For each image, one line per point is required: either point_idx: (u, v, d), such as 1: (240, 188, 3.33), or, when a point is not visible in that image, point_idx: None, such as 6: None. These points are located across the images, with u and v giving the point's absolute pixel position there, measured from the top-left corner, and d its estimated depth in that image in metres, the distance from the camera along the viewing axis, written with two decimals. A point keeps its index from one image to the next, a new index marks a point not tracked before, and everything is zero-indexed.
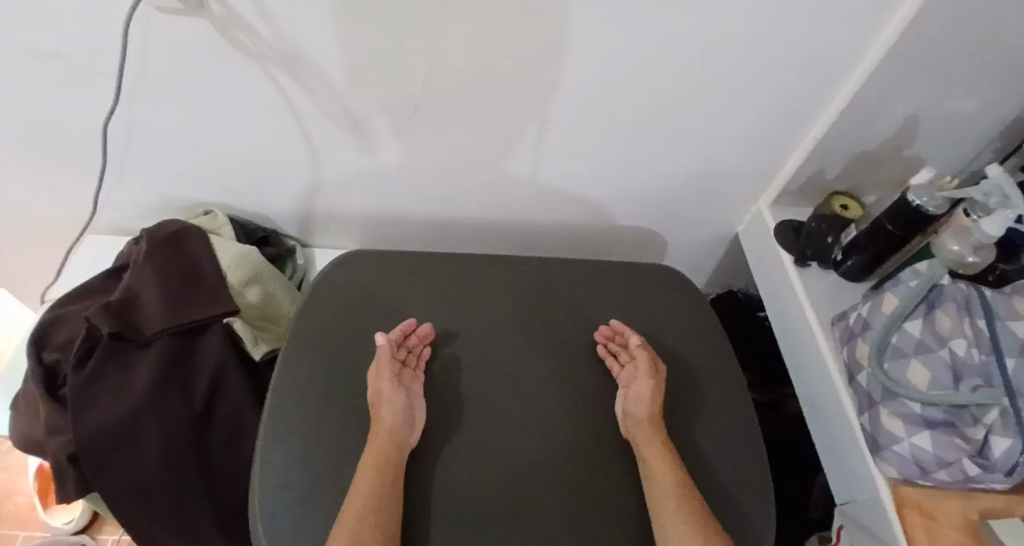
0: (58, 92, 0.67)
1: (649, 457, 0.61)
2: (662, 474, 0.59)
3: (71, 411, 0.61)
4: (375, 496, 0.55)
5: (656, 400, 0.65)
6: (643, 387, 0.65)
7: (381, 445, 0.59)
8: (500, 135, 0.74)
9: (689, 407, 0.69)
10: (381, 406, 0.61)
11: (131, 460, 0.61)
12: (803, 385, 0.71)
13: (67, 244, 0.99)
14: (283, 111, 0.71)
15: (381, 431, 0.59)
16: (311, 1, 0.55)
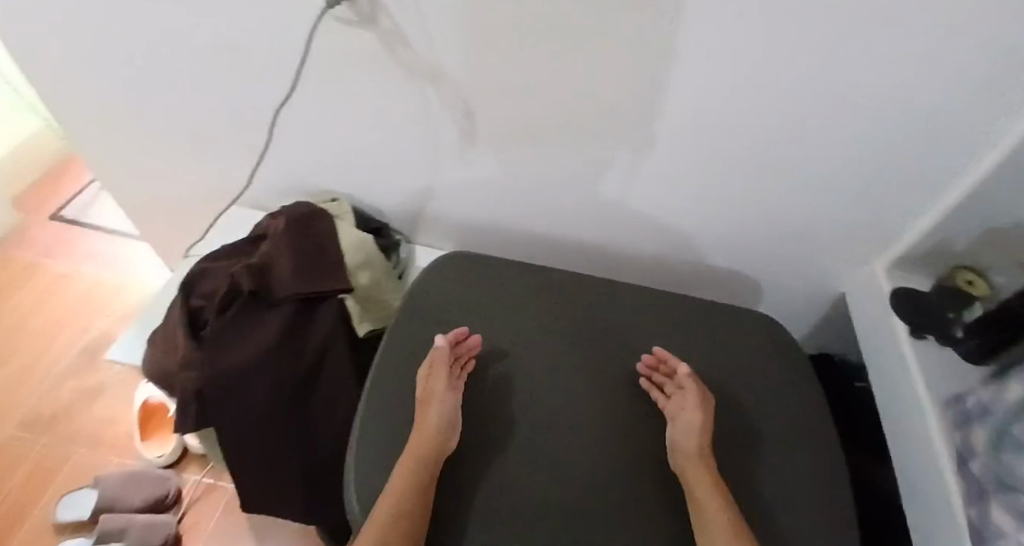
0: (239, 82, 0.79)
1: (698, 493, 0.59)
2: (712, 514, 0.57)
3: (207, 351, 0.69)
4: (411, 493, 0.57)
5: (705, 437, 0.63)
6: (692, 419, 0.64)
7: (422, 440, 0.61)
8: (613, 160, 0.78)
9: (771, 456, 0.67)
10: (429, 405, 0.64)
11: (247, 403, 0.69)
12: (902, 459, 0.67)
13: (202, 219, 1.11)
14: (418, 120, 0.78)
15: (424, 429, 0.62)
16: (468, 21, 0.63)
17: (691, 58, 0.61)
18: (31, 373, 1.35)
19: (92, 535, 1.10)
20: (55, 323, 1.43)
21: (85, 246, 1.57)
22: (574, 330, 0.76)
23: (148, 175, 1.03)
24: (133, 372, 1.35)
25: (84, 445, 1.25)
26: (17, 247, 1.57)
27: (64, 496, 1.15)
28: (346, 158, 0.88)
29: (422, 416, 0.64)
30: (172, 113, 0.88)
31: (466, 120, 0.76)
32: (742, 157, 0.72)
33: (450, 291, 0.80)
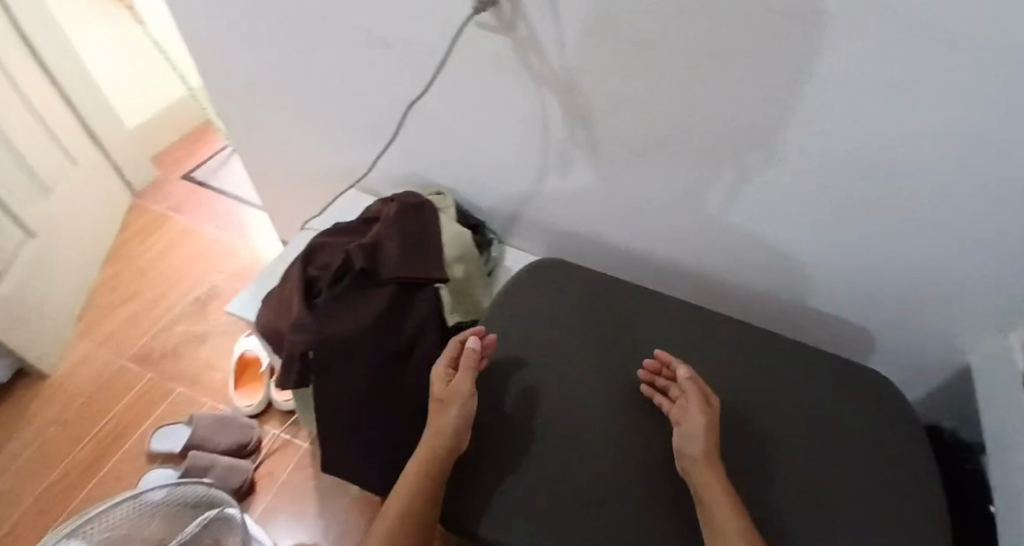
0: (376, 74, 0.85)
1: (710, 503, 0.57)
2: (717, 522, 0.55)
3: (316, 317, 0.76)
4: (417, 490, 0.62)
5: (711, 445, 0.61)
6: (695, 423, 0.62)
7: (434, 439, 0.64)
8: (727, 186, 0.76)
9: (869, 506, 0.62)
10: (442, 405, 0.67)
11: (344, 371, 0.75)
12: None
13: (316, 196, 1.19)
14: (535, 125, 0.80)
15: (435, 429, 0.65)
16: (604, 36, 0.64)
17: (832, 93, 0.59)
18: (150, 312, 1.51)
19: (181, 467, 1.21)
20: (175, 271, 1.59)
21: (208, 206, 1.74)
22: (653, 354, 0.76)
23: (277, 151, 1.13)
24: (234, 326, 1.48)
25: (185, 385, 1.38)
26: (153, 201, 1.76)
27: (162, 428, 1.28)
28: (460, 155, 0.92)
29: (435, 416, 0.67)
30: (310, 97, 0.96)
31: (582, 130, 0.78)
32: (868, 198, 0.68)
33: (531, 298, 0.82)
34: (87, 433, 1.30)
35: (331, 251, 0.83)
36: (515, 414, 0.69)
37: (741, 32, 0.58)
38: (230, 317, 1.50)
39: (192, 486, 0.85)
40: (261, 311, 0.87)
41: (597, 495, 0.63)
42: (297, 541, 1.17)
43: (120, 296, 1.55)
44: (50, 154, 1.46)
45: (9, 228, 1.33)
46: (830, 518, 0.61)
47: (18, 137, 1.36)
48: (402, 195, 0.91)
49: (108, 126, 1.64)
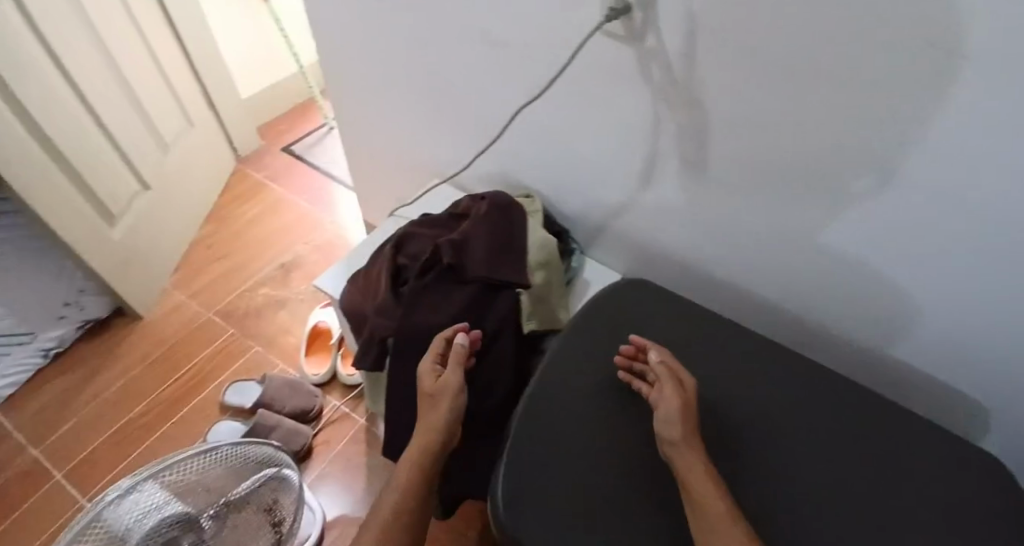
0: (490, 71, 0.86)
1: (695, 485, 0.58)
2: (704, 494, 0.57)
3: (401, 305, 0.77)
4: (411, 489, 0.64)
5: (689, 433, 0.62)
6: (670, 406, 0.64)
7: (428, 436, 0.67)
8: (842, 228, 0.71)
9: None
10: (435, 401, 0.69)
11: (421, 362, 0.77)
12: None
13: (408, 182, 1.23)
14: (643, 139, 0.79)
15: (428, 426, 0.68)
16: (737, 58, 0.61)
17: (987, 149, 0.54)
18: (239, 272, 1.61)
19: (249, 422, 1.28)
20: (265, 237, 1.69)
21: (302, 179, 1.83)
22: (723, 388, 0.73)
23: (378, 134, 1.17)
24: (311, 296, 1.55)
25: (261, 345, 1.46)
26: (254, 168, 1.87)
27: (236, 382, 1.36)
28: (558, 160, 0.92)
29: (426, 411, 0.70)
30: (420, 87, 0.99)
31: (693, 149, 0.75)
32: (1006, 267, 0.62)
33: (597, 310, 0.82)
34: (171, 376, 1.40)
35: (421, 242, 0.85)
36: (588, 427, 0.70)
37: (895, 70, 0.53)
38: (309, 287, 1.57)
39: (245, 447, 0.90)
40: (345, 289, 0.90)
41: (634, 510, 0.63)
42: (343, 511, 1.22)
43: (214, 253, 1.66)
44: (172, 115, 1.58)
45: (129, 179, 1.45)
46: None
47: (146, 98, 1.48)
48: (493, 193, 0.92)
49: (225, 94, 1.75)
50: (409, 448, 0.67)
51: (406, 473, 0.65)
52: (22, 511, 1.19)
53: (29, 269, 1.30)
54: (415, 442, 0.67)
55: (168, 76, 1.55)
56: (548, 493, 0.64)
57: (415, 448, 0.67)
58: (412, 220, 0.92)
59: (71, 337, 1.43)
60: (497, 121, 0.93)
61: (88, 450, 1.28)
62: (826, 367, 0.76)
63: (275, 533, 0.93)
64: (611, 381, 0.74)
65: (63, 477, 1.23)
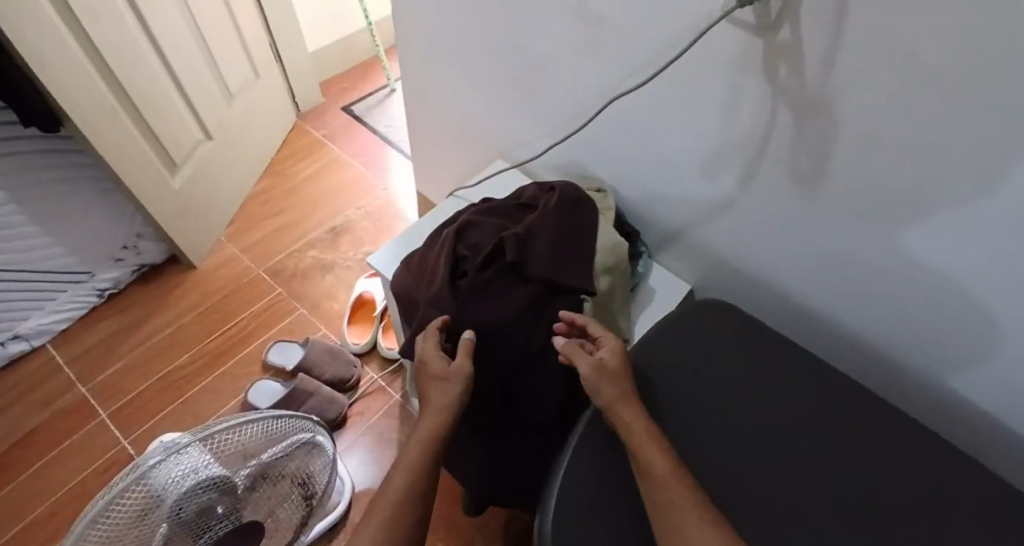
0: (586, 50, 0.78)
1: (640, 451, 0.57)
2: (650, 462, 0.56)
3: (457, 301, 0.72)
4: (420, 474, 0.59)
5: (629, 404, 0.62)
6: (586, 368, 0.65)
7: (437, 418, 0.63)
8: (973, 277, 0.61)
9: None
10: (444, 384, 0.66)
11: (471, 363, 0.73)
12: None
13: (473, 158, 1.17)
14: (750, 143, 0.70)
15: (436, 407, 0.64)
16: (889, 68, 0.52)
17: None
18: (291, 230, 1.60)
19: (288, 384, 1.28)
20: (320, 197, 1.67)
21: (360, 141, 1.80)
22: (786, 430, 0.67)
23: (448, 104, 1.11)
24: (359, 263, 1.53)
25: (306, 307, 1.45)
26: (314, 125, 1.85)
27: (278, 342, 1.36)
28: (645, 155, 0.84)
29: (435, 391, 0.66)
30: (502, 58, 0.91)
31: (808, 162, 0.66)
32: None
33: (669, 323, 0.76)
34: (217, 328, 1.41)
35: (482, 232, 0.79)
36: None
37: None
38: (358, 254, 1.55)
39: (287, 417, 0.89)
40: (399, 272, 0.86)
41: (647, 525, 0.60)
42: (370, 485, 1.21)
43: (268, 208, 1.65)
44: (239, 64, 1.55)
45: (193, 128, 1.44)
46: None
47: (217, 46, 1.46)
48: (562, 184, 0.84)
49: (294, 47, 1.72)
50: (418, 428, 0.63)
51: (414, 451, 0.61)
52: (69, 443, 1.23)
53: (91, 212, 1.34)
54: (425, 423, 0.63)
55: (240, 23, 1.52)
56: (606, 520, 0.60)
57: (424, 429, 0.62)
58: (474, 207, 0.86)
59: (125, 279, 1.46)
60: (584, 106, 0.85)
61: (133, 393, 1.31)
62: (924, 425, 0.67)
63: (306, 503, 0.97)
64: (685, 408, 0.69)
65: (107, 417, 1.27)
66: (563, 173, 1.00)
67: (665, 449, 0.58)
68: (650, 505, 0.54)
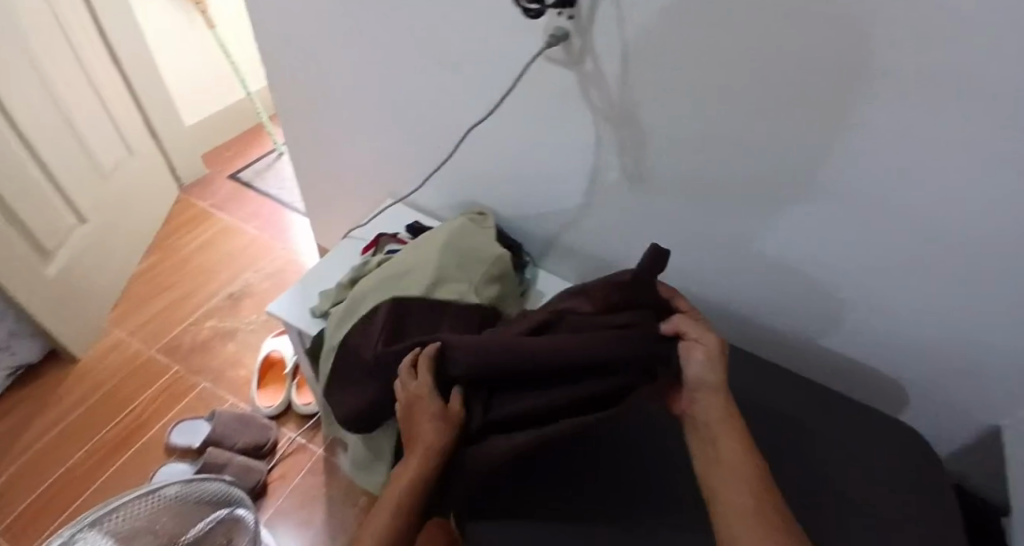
0: (440, 93, 0.89)
1: (719, 439, 0.58)
2: (731, 453, 0.56)
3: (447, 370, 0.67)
4: (405, 504, 0.58)
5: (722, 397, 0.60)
6: (698, 364, 0.62)
7: (423, 446, 0.61)
8: (771, 231, 0.77)
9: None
10: (428, 414, 0.63)
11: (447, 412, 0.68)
12: None
13: (362, 203, 1.23)
14: (588, 155, 0.82)
15: (425, 439, 0.62)
16: (666, 77, 0.67)
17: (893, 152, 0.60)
18: (186, 304, 1.54)
19: (197, 462, 1.21)
20: (213, 266, 1.63)
21: (251, 205, 1.79)
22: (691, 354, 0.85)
23: (332, 157, 1.17)
24: (263, 325, 1.50)
25: (208, 380, 1.40)
26: (200, 196, 1.82)
27: (181, 422, 1.29)
28: (509, 177, 0.95)
29: (421, 421, 0.63)
30: (374, 108, 1.00)
31: (635, 163, 0.79)
32: (915, 260, 0.69)
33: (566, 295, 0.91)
34: (112, 419, 1.32)
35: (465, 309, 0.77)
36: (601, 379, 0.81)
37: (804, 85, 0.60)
38: (260, 316, 1.53)
39: (206, 485, 0.82)
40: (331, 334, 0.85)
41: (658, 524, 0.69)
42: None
43: (157, 285, 1.59)
44: (111, 143, 1.52)
45: (66, 212, 1.38)
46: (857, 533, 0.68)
47: (87, 127, 1.43)
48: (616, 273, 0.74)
49: (170, 123, 1.72)
50: (405, 462, 0.61)
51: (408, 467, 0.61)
52: None
53: None
54: (410, 462, 0.61)
55: (109, 105, 1.50)
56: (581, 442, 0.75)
57: (414, 460, 0.61)
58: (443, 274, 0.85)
59: None
60: (448, 140, 0.95)
61: (16, 508, 1.17)
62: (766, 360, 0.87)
63: None
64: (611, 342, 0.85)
65: None
66: (445, 205, 1.09)
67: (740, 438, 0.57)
68: (714, 487, 0.55)
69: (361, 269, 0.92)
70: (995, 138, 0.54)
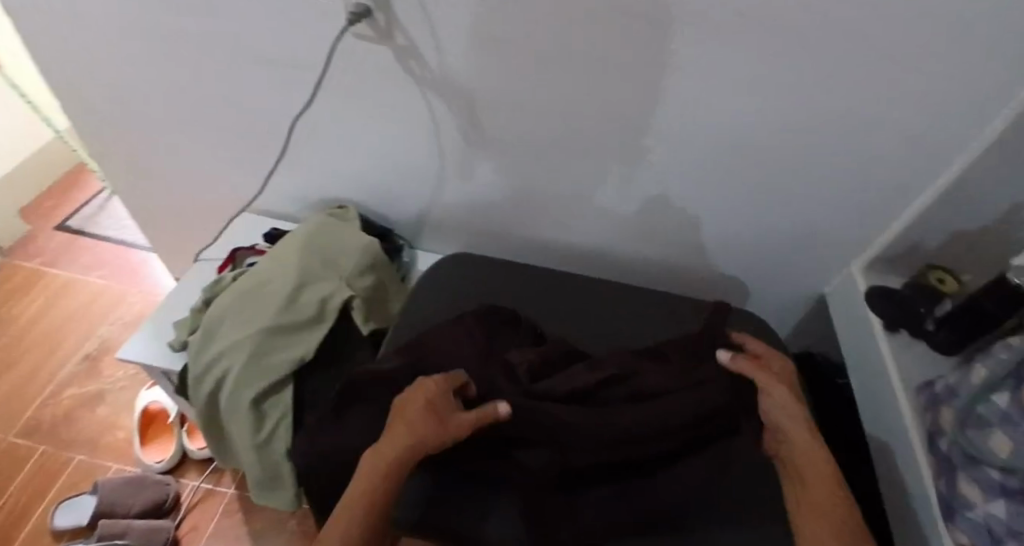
0: (260, 92, 0.85)
1: (800, 464, 0.57)
2: (822, 492, 0.54)
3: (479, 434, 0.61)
4: (372, 494, 0.52)
5: (805, 422, 0.58)
6: (784, 402, 0.59)
7: (401, 439, 0.54)
8: (604, 168, 0.83)
9: None
10: (407, 409, 0.57)
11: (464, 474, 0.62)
12: (875, 429, 0.72)
13: (214, 223, 1.15)
14: (428, 128, 0.84)
15: (401, 428, 0.55)
16: (470, 39, 0.69)
17: (679, 78, 0.68)
18: (34, 379, 1.36)
19: (89, 539, 1.09)
20: (60, 329, 1.45)
21: (90, 254, 1.61)
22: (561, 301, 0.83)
23: (167, 179, 1.09)
24: (132, 380, 1.37)
25: (84, 452, 1.25)
26: (24, 257, 1.60)
27: (63, 501, 1.16)
28: (359, 165, 0.94)
29: (404, 419, 0.56)
30: (196, 121, 0.94)
31: (470, 126, 0.82)
32: (725, 169, 0.79)
33: (443, 268, 0.87)
34: None
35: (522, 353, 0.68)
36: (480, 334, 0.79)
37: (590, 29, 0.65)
38: (128, 371, 1.39)
39: None
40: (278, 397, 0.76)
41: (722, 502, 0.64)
42: None
43: None
44: None
45: None
46: None
47: None
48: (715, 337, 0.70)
49: None
50: (377, 450, 0.54)
51: (374, 465, 0.53)
52: None
53: None
54: (383, 450, 0.54)
55: None
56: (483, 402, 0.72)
57: (387, 450, 0.54)
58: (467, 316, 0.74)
59: None
60: (281, 137, 0.92)
61: None
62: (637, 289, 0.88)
63: None
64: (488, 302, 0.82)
65: None
66: (303, 206, 1.05)
67: (817, 456, 0.56)
68: (793, 506, 0.55)
69: (214, 288, 0.87)
70: (754, 48, 0.63)
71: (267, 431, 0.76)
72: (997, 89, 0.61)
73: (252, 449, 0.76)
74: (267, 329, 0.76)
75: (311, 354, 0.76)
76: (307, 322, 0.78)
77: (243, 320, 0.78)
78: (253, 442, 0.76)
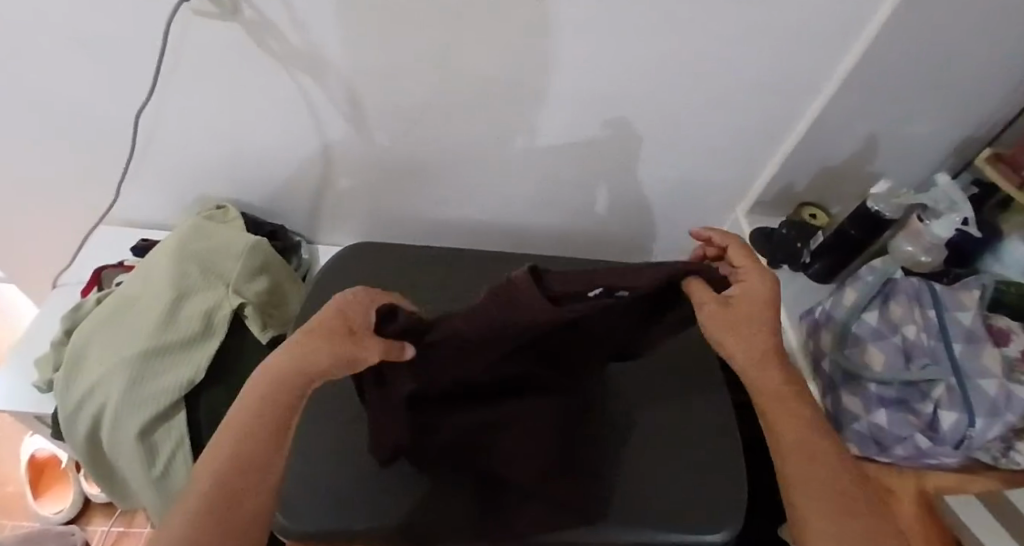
0: (96, 84, 0.74)
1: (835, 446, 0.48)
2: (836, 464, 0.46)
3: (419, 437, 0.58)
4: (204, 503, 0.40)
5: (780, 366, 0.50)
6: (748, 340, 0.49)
7: (240, 441, 0.42)
8: (497, 140, 0.81)
9: (681, 354, 0.74)
10: (253, 409, 0.43)
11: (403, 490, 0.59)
12: None
13: (79, 240, 1.03)
14: (302, 110, 0.77)
15: (241, 436, 0.43)
16: (327, 9, 0.63)
17: (553, 41, 0.66)
18: None
19: None
20: None
21: None
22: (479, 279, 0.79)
23: (10, 195, 0.95)
24: (11, 429, 1.21)
25: None
26: None
27: None
28: (234, 159, 0.86)
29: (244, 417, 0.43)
30: (27, 125, 0.82)
31: (349, 107, 0.77)
32: (615, 128, 0.78)
33: (351, 256, 0.80)
34: None
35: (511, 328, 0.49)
36: None
37: None
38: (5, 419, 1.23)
39: None
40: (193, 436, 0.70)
41: (657, 466, 0.63)
42: None
43: None
44: None
45: None
46: (680, 383, 0.71)
47: None
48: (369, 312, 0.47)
49: None
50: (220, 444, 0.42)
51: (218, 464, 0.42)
52: None
53: None
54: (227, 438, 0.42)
55: None
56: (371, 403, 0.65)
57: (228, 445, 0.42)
58: None
59: None
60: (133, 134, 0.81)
61: None
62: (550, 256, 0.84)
63: None
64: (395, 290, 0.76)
65: None
66: (179, 210, 0.96)
67: (823, 448, 0.46)
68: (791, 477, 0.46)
69: (76, 314, 0.77)
70: (620, 4, 0.61)
71: (162, 465, 0.69)
72: (847, 28, 0.64)
73: (144, 480, 0.69)
74: (143, 351, 0.69)
75: (200, 376, 0.70)
76: (190, 340, 0.71)
77: (114, 346, 0.71)
78: (148, 478, 0.69)
